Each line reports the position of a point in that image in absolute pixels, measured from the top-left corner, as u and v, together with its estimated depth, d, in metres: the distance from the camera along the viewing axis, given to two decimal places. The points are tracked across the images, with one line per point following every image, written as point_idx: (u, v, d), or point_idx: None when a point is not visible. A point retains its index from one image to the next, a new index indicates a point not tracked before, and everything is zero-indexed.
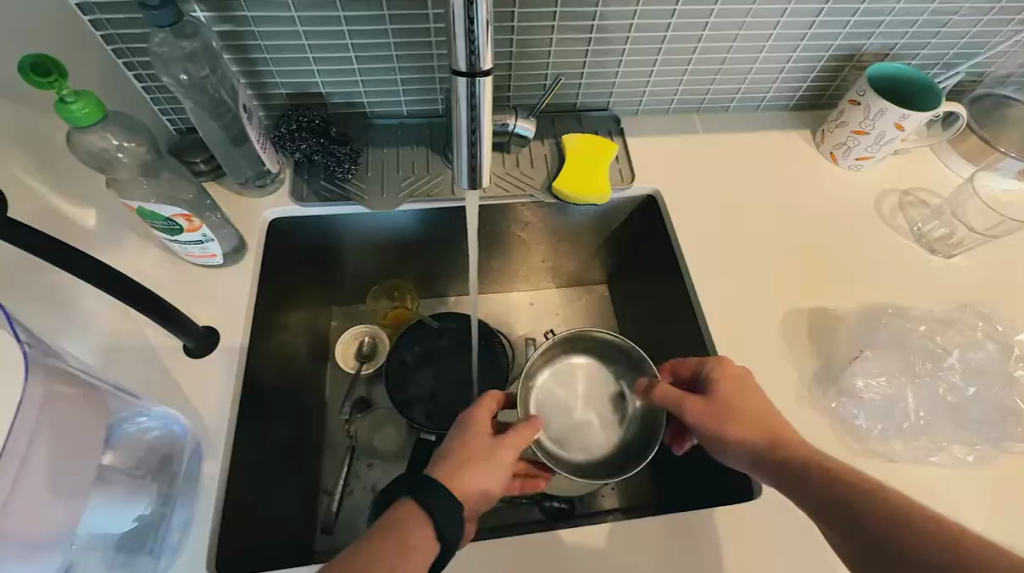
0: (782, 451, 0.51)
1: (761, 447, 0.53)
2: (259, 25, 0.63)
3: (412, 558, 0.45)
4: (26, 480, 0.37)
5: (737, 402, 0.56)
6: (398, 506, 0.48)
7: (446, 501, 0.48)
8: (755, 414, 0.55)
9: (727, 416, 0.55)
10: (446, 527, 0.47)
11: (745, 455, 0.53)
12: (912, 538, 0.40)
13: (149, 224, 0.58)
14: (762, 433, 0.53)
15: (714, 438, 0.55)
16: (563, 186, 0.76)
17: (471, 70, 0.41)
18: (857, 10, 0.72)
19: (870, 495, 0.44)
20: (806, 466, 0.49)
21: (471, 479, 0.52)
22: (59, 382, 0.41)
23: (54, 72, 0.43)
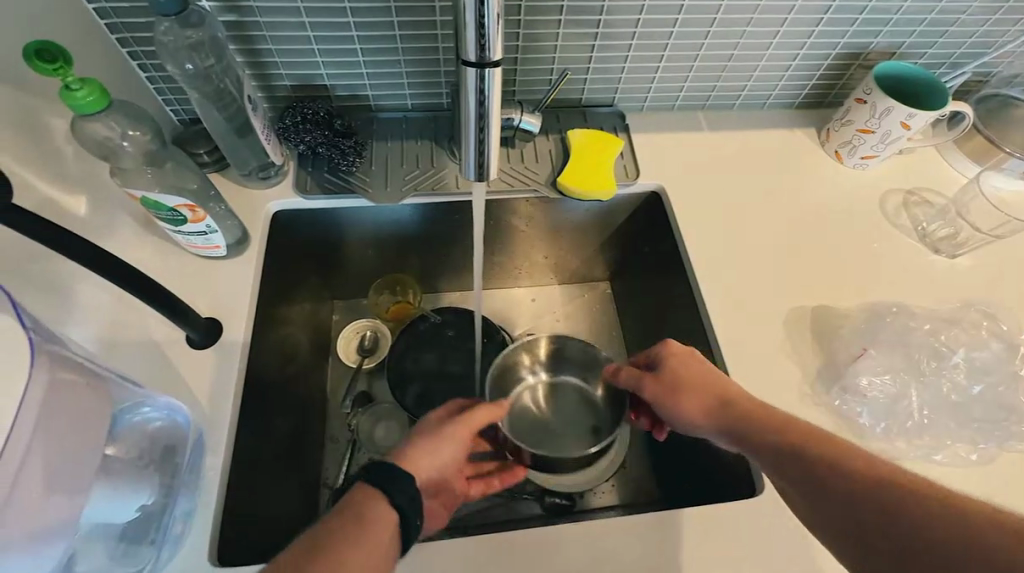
0: (726, 412, 0.52)
1: (708, 411, 0.53)
2: (265, 15, 0.63)
3: (368, 531, 0.44)
4: (33, 467, 0.37)
5: (684, 371, 0.56)
6: (352, 494, 0.47)
7: (406, 482, 0.48)
8: (702, 380, 0.55)
9: (677, 388, 0.55)
10: (404, 500, 0.47)
11: (696, 420, 0.54)
12: (902, 499, 0.38)
13: (153, 214, 0.58)
14: (717, 402, 0.53)
15: (671, 412, 0.56)
16: (568, 182, 0.76)
17: (480, 61, 0.41)
18: (864, 8, 0.72)
19: (852, 458, 0.42)
20: (769, 434, 0.47)
21: (425, 456, 0.55)
22: (64, 370, 0.41)
23: (58, 59, 0.43)
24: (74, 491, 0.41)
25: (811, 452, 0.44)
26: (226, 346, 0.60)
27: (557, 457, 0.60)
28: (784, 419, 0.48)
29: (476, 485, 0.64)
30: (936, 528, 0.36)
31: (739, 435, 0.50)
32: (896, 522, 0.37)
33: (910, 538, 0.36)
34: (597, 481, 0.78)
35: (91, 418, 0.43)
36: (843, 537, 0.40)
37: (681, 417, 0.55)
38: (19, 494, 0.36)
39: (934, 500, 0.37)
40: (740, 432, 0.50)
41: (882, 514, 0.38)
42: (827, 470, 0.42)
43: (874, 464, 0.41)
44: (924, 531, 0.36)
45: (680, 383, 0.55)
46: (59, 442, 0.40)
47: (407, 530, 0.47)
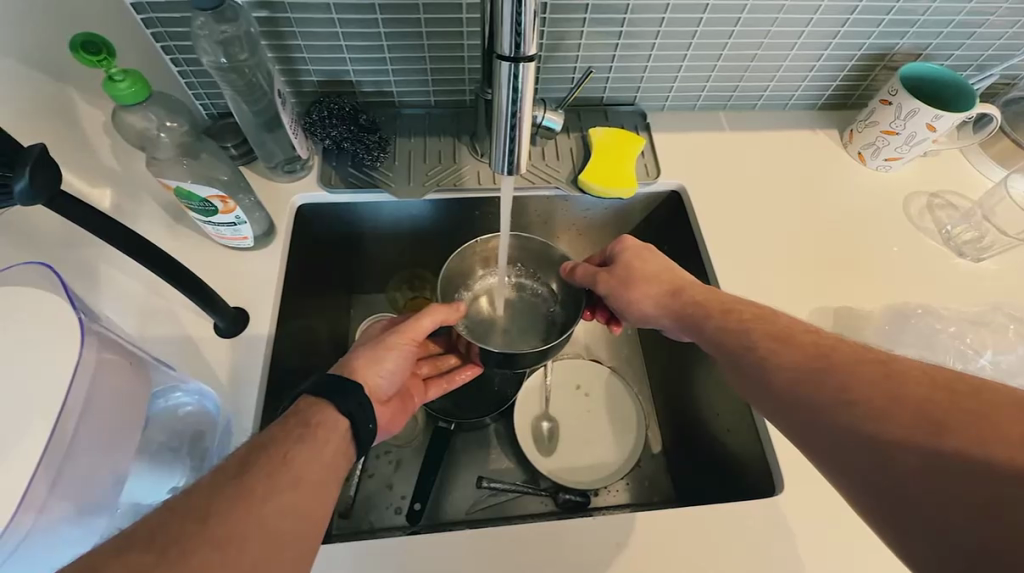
0: (678, 301, 0.58)
1: (662, 301, 0.60)
2: (295, 12, 0.64)
3: (318, 432, 0.48)
4: (82, 440, 0.40)
5: (637, 266, 0.63)
6: (301, 400, 0.51)
7: (352, 391, 0.51)
8: (657, 277, 0.61)
9: (628, 280, 0.62)
10: (350, 405, 0.50)
11: (652, 311, 0.61)
12: (885, 407, 0.39)
13: (185, 205, 0.59)
14: (666, 294, 0.59)
15: (623, 301, 0.62)
16: (589, 179, 0.76)
17: (515, 55, 0.44)
18: (892, 8, 0.72)
19: (837, 369, 0.43)
20: (740, 332, 0.51)
21: (370, 361, 0.59)
22: (109, 349, 0.44)
23: (102, 50, 0.44)
24: (116, 467, 0.43)
25: (800, 353, 0.46)
26: (254, 335, 0.61)
27: (525, 354, 0.63)
28: (768, 327, 0.50)
29: (433, 386, 0.71)
30: (932, 408, 0.37)
31: (701, 329, 0.55)
32: (891, 407, 0.38)
33: (910, 418, 0.37)
34: (612, 478, 0.78)
35: (133, 398, 0.45)
36: (826, 436, 0.41)
37: (637, 311, 0.62)
38: (69, 465, 0.39)
39: (934, 385, 0.38)
40: (695, 319, 0.56)
41: (877, 402, 0.39)
42: (818, 369, 0.44)
43: (865, 359, 0.43)
44: (922, 409, 0.37)
45: (633, 276, 0.62)
46: (104, 417, 0.42)
47: (358, 431, 0.50)
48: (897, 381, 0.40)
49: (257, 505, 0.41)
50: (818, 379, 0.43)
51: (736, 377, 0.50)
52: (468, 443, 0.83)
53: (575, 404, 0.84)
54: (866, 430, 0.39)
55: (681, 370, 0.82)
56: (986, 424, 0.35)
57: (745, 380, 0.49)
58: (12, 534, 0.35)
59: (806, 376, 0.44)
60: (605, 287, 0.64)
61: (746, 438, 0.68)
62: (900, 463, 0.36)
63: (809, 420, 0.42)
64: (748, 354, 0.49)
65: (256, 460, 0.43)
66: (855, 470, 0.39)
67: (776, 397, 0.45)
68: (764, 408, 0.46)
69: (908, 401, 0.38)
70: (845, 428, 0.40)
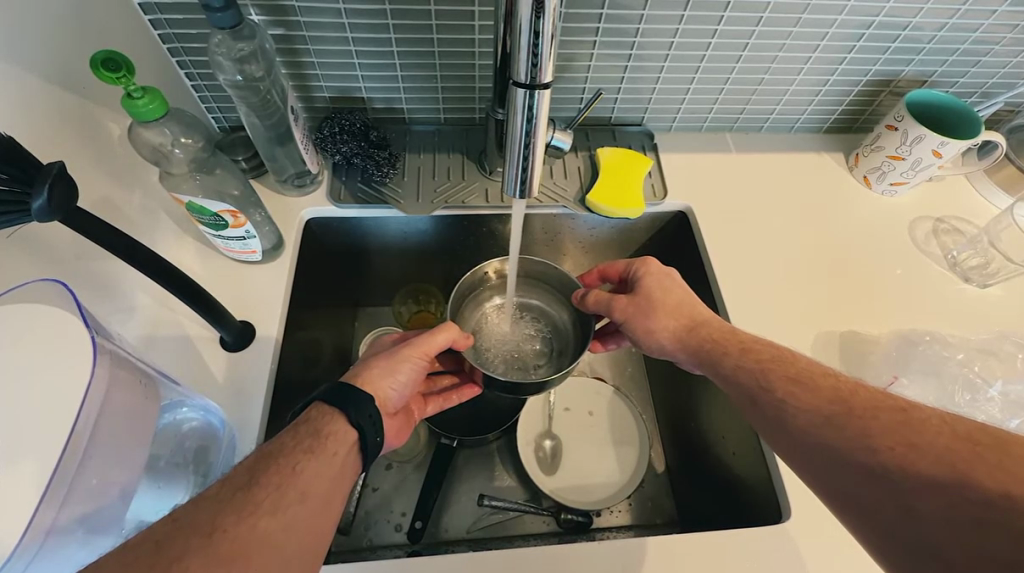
0: (695, 336, 0.58)
1: (678, 335, 0.59)
2: (311, 30, 0.65)
3: (327, 443, 0.47)
4: (89, 465, 0.39)
5: (657, 296, 0.62)
6: (310, 409, 0.49)
7: (366, 403, 0.50)
8: (671, 301, 0.61)
9: (646, 309, 0.62)
10: (362, 418, 0.49)
11: (667, 344, 0.60)
12: (909, 457, 0.39)
13: (195, 219, 0.59)
14: (683, 321, 0.60)
15: (639, 326, 0.61)
16: (596, 200, 0.76)
17: (531, 82, 0.44)
18: (897, 36, 0.73)
19: (859, 416, 0.43)
20: (755, 370, 0.51)
21: (382, 374, 0.59)
22: (118, 369, 0.43)
23: (122, 69, 0.45)
24: (125, 486, 0.42)
25: (820, 394, 0.46)
26: (260, 350, 0.61)
27: (525, 385, 0.63)
28: (786, 367, 0.50)
29: (432, 402, 0.70)
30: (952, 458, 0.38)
31: (715, 362, 0.55)
32: (913, 459, 0.39)
33: (934, 472, 0.38)
34: (614, 499, 0.77)
35: (142, 415, 0.45)
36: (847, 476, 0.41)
37: (648, 340, 0.61)
38: (75, 490, 0.38)
39: (952, 436, 0.39)
40: (712, 354, 0.56)
41: (899, 449, 0.40)
42: (838, 413, 0.44)
43: (883, 406, 0.43)
44: (947, 463, 0.38)
45: (653, 307, 0.61)
46: (118, 434, 0.42)
47: (366, 444, 0.49)
48: (916, 432, 0.40)
49: (266, 524, 0.40)
50: (839, 425, 0.43)
51: (749, 411, 0.50)
52: (471, 460, 0.82)
53: (577, 424, 0.84)
54: (887, 477, 0.39)
55: (685, 389, 0.82)
56: (1008, 477, 0.35)
57: (760, 416, 0.49)
58: (18, 559, 0.35)
59: (826, 421, 0.44)
60: (622, 316, 0.63)
61: (751, 462, 0.67)
62: (923, 511, 0.37)
63: (832, 462, 0.43)
64: (764, 392, 0.49)
65: (265, 475, 0.43)
66: (876, 517, 0.39)
67: (800, 439, 0.45)
68: (780, 442, 0.47)
69: (929, 447, 0.39)
70: (868, 470, 0.40)
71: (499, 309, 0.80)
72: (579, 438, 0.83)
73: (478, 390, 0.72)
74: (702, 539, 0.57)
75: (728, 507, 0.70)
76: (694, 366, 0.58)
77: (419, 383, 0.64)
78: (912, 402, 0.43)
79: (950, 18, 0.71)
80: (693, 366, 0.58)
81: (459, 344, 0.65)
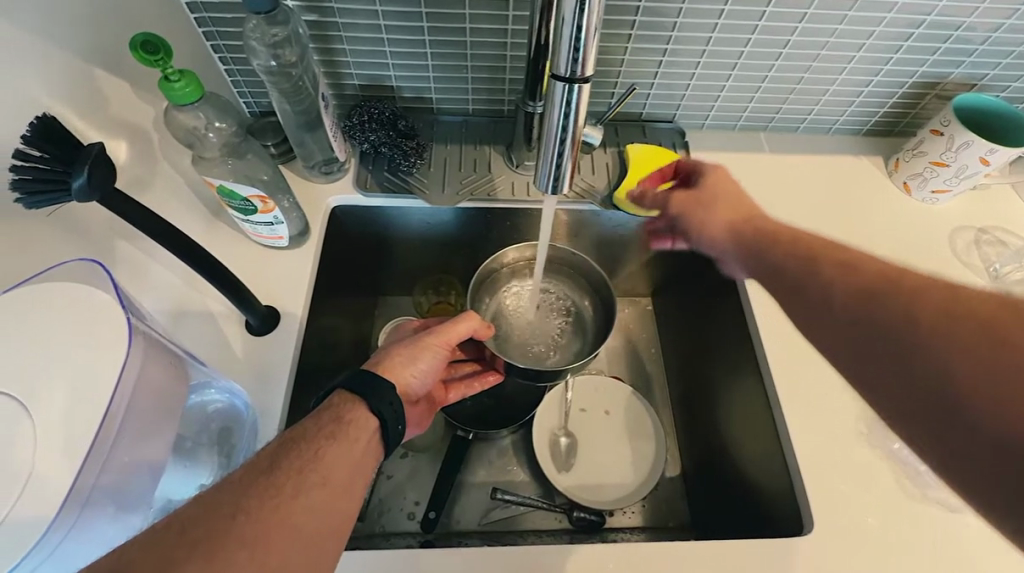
0: (750, 227, 0.54)
1: (731, 226, 0.56)
2: (344, 16, 0.64)
3: (349, 430, 0.47)
4: (121, 444, 0.40)
5: (720, 195, 0.60)
6: (334, 395, 0.50)
7: (388, 392, 0.51)
8: (728, 197, 0.59)
9: (703, 204, 0.60)
10: (382, 406, 0.50)
11: (716, 235, 0.57)
12: (954, 334, 0.33)
13: (226, 203, 0.60)
14: (740, 216, 0.56)
15: (693, 220, 0.60)
16: (624, 197, 0.75)
17: (570, 76, 0.43)
18: (950, 36, 0.70)
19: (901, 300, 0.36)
20: (799, 250, 0.46)
21: (405, 362, 0.58)
22: (152, 349, 0.44)
23: (161, 51, 0.45)
24: (153, 465, 0.43)
25: (859, 270, 0.40)
26: (284, 335, 0.61)
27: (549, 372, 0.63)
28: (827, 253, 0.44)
29: (454, 389, 0.70)
30: (1005, 332, 0.31)
31: (754, 265, 0.51)
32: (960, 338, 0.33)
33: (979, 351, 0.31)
34: (628, 500, 0.77)
35: (171, 396, 0.46)
36: (875, 364, 0.37)
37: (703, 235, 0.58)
38: (107, 466, 0.39)
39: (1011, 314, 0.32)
40: (760, 235, 0.52)
41: (939, 326, 0.34)
42: (872, 296, 0.38)
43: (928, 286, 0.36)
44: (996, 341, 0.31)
45: (711, 202, 0.59)
46: (148, 414, 0.43)
47: (387, 432, 0.50)
48: (961, 307, 0.34)
49: (288, 506, 0.41)
50: (878, 306, 0.37)
51: (785, 287, 0.46)
52: (485, 453, 0.82)
53: (594, 424, 0.83)
54: (918, 356, 0.34)
55: (705, 392, 0.80)
56: None
57: (797, 298, 0.44)
58: (55, 531, 0.35)
59: (862, 307, 0.38)
60: (677, 206, 0.62)
61: (772, 471, 0.65)
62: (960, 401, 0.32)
63: (867, 350, 0.37)
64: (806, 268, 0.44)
65: (287, 458, 0.43)
66: (909, 404, 0.34)
67: (835, 328, 0.40)
68: (807, 319, 0.43)
69: (973, 321, 0.33)
70: (898, 357, 0.35)
71: (521, 301, 0.79)
72: (594, 438, 0.82)
73: (500, 376, 0.72)
74: (717, 546, 0.56)
75: (747, 514, 0.69)
76: (742, 270, 0.54)
77: (440, 372, 0.64)
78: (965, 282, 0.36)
79: (1007, 19, 0.67)
80: (736, 258, 0.54)
81: (481, 334, 0.65)
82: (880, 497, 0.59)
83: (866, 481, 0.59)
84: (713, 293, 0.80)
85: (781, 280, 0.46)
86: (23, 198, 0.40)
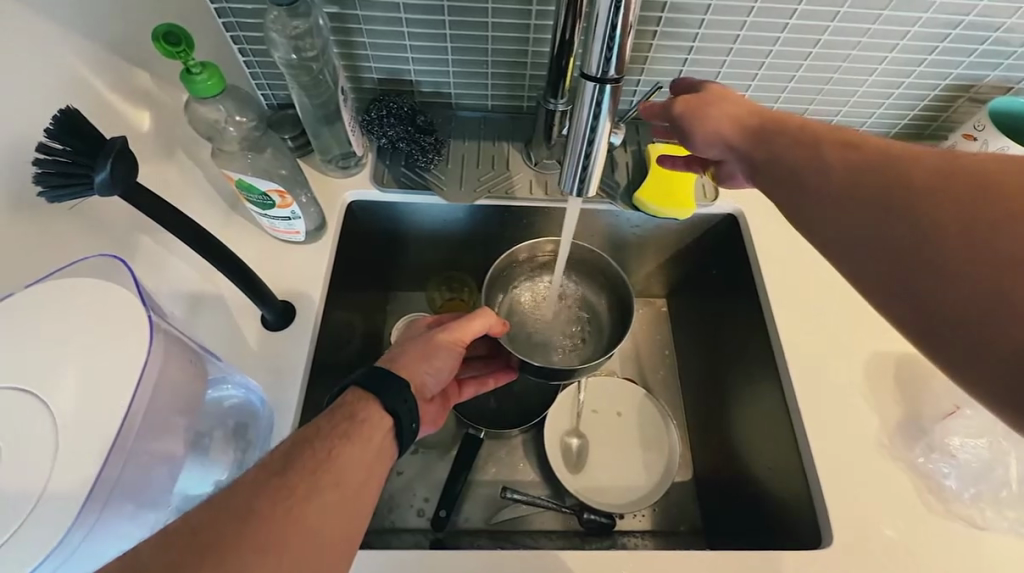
0: (755, 119, 0.48)
1: (741, 122, 0.49)
2: (364, 9, 0.63)
3: (363, 428, 0.47)
4: (142, 440, 0.40)
5: (725, 94, 0.52)
6: (348, 393, 0.49)
7: (400, 389, 0.50)
8: (735, 98, 0.51)
9: (708, 103, 0.51)
10: (397, 404, 0.49)
11: (727, 131, 0.49)
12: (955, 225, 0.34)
13: (244, 196, 0.60)
14: (745, 113, 0.49)
15: (698, 119, 0.51)
16: (645, 198, 0.74)
17: (602, 75, 0.42)
18: (987, 38, 0.67)
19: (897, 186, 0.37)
20: (799, 140, 0.44)
21: (419, 359, 0.58)
22: (172, 345, 0.44)
23: (183, 43, 0.45)
24: (172, 461, 0.43)
25: (857, 157, 0.40)
26: (299, 330, 0.61)
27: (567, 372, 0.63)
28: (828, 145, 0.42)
29: (467, 387, 0.69)
30: (1011, 227, 0.32)
31: (759, 167, 0.46)
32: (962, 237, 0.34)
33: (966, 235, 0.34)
34: (638, 503, 0.76)
35: (190, 391, 0.46)
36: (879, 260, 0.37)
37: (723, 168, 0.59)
38: (129, 462, 0.39)
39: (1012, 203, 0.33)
40: (765, 134, 0.46)
41: (943, 220, 0.34)
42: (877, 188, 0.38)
43: (939, 176, 0.36)
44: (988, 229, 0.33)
45: (716, 99, 0.51)
46: (169, 410, 0.43)
47: (401, 431, 0.49)
48: (964, 187, 0.35)
49: (301, 508, 0.40)
50: (881, 203, 0.37)
51: (777, 179, 0.44)
52: (496, 452, 0.82)
53: (605, 426, 0.82)
54: (917, 249, 0.35)
55: (720, 397, 0.79)
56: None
57: (795, 188, 0.42)
58: (79, 525, 0.35)
59: (860, 201, 0.38)
60: (684, 110, 0.52)
61: (788, 480, 0.64)
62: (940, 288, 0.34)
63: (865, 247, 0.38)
64: (803, 155, 0.43)
65: (300, 459, 0.43)
66: (896, 287, 0.36)
67: (834, 219, 0.40)
68: (807, 215, 0.41)
69: (973, 209, 0.34)
70: (902, 259, 0.36)
71: (535, 299, 0.78)
72: (606, 439, 0.81)
73: (513, 375, 0.71)
74: (732, 556, 0.55)
75: (761, 522, 0.68)
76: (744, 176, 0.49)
77: (455, 369, 0.63)
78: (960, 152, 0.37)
79: None
80: (735, 154, 0.49)
81: (495, 331, 0.65)
82: (900, 510, 0.57)
83: (887, 494, 0.58)
84: (731, 297, 0.78)
85: (771, 175, 0.45)
86: (46, 191, 0.40)
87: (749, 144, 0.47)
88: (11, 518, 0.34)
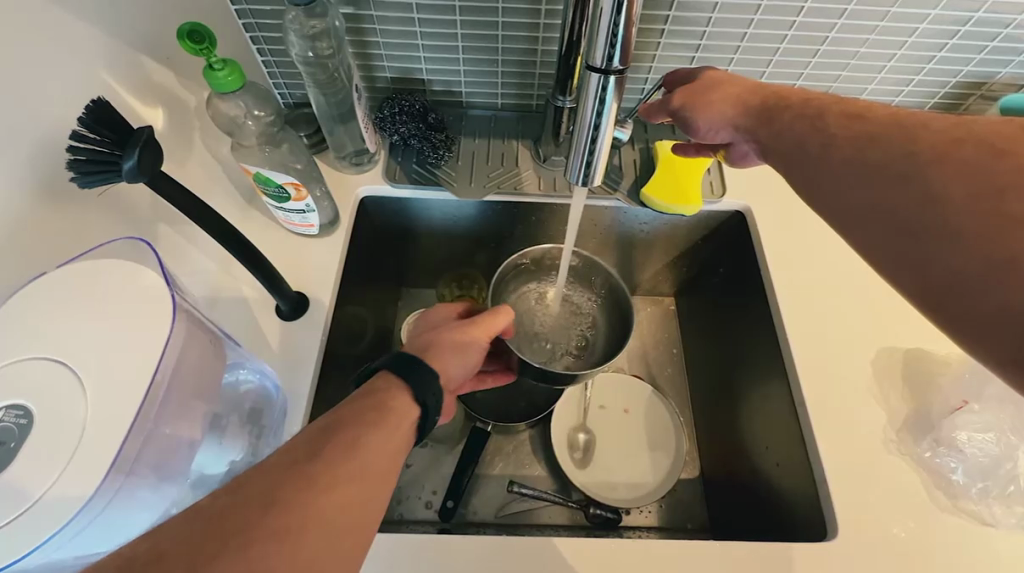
0: (759, 95, 0.49)
1: (740, 103, 0.50)
2: (378, 9, 0.65)
3: (391, 418, 0.46)
4: (162, 418, 0.42)
5: (720, 80, 0.53)
6: (379, 382, 0.49)
7: (430, 381, 0.50)
8: (742, 82, 0.52)
9: (706, 89, 0.53)
10: (427, 396, 0.49)
11: (729, 114, 0.50)
12: (961, 208, 0.34)
13: (260, 190, 0.62)
14: (748, 99, 0.50)
15: (698, 106, 0.52)
16: (653, 195, 0.75)
17: (606, 68, 0.44)
18: (998, 34, 0.67)
19: (903, 170, 0.37)
20: (804, 121, 0.45)
21: (450, 351, 0.57)
22: (195, 328, 0.47)
23: (205, 40, 0.47)
24: (191, 438, 0.45)
25: (865, 133, 0.40)
26: (312, 320, 0.63)
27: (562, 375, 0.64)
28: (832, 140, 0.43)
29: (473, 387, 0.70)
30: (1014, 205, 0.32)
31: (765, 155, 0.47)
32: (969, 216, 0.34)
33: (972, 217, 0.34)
34: (643, 499, 0.77)
35: (210, 373, 0.48)
36: (892, 231, 0.37)
37: (736, 149, 0.57)
38: (152, 436, 0.41)
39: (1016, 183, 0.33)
40: (772, 111, 0.47)
41: (948, 203, 0.35)
42: (882, 173, 0.38)
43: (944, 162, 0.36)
44: (997, 208, 0.33)
45: (714, 85, 0.52)
46: (188, 392, 0.45)
47: (426, 421, 0.49)
48: (968, 156, 0.35)
49: (322, 496, 0.39)
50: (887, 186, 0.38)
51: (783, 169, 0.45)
52: (503, 447, 0.83)
53: (612, 422, 0.83)
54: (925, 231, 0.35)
55: (727, 394, 0.79)
56: None
57: (802, 177, 0.43)
58: (104, 492, 0.37)
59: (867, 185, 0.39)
60: (682, 99, 0.53)
61: (793, 477, 0.64)
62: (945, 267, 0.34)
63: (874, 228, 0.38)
64: (809, 134, 0.43)
65: (322, 445, 0.42)
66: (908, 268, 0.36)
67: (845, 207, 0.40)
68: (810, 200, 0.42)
69: (985, 192, 0.33)
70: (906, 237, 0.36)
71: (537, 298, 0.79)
72: (612, 435, 0.82)
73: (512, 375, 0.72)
74: (735, 548, 0.55)
75: (767, 517, 0.68)
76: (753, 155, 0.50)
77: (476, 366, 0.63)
78: (964, 123, 0.38)
79: None
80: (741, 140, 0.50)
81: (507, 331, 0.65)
82: (908, 506, 0.57)
83: (894, 488, 0.58)
84: (739, 295, 0.79)
85: (778, 160, 0.46)
86: (78, 178, 0.42)
87: (753, 123, 0.48)
88: (39, 486, 0.36)
